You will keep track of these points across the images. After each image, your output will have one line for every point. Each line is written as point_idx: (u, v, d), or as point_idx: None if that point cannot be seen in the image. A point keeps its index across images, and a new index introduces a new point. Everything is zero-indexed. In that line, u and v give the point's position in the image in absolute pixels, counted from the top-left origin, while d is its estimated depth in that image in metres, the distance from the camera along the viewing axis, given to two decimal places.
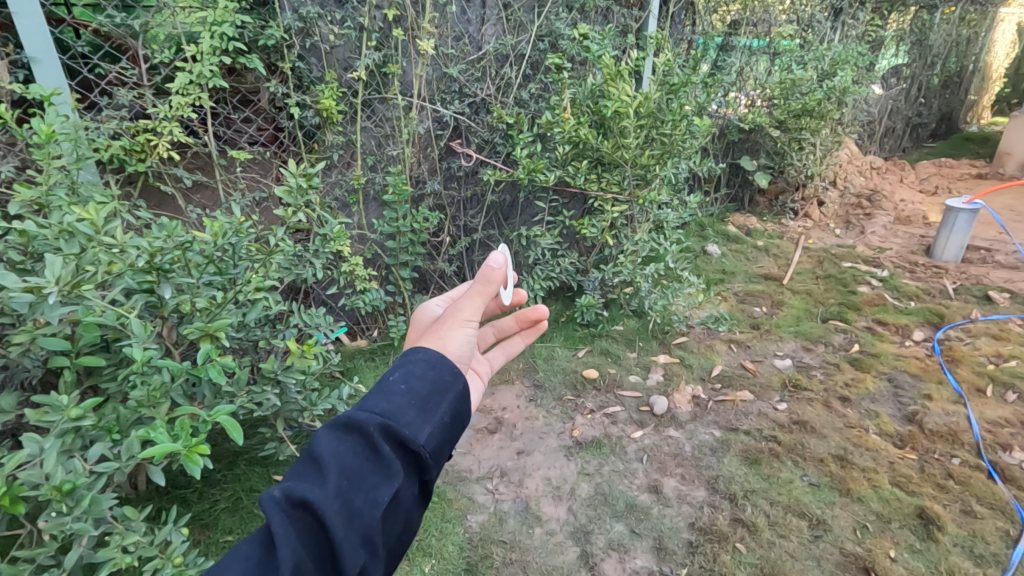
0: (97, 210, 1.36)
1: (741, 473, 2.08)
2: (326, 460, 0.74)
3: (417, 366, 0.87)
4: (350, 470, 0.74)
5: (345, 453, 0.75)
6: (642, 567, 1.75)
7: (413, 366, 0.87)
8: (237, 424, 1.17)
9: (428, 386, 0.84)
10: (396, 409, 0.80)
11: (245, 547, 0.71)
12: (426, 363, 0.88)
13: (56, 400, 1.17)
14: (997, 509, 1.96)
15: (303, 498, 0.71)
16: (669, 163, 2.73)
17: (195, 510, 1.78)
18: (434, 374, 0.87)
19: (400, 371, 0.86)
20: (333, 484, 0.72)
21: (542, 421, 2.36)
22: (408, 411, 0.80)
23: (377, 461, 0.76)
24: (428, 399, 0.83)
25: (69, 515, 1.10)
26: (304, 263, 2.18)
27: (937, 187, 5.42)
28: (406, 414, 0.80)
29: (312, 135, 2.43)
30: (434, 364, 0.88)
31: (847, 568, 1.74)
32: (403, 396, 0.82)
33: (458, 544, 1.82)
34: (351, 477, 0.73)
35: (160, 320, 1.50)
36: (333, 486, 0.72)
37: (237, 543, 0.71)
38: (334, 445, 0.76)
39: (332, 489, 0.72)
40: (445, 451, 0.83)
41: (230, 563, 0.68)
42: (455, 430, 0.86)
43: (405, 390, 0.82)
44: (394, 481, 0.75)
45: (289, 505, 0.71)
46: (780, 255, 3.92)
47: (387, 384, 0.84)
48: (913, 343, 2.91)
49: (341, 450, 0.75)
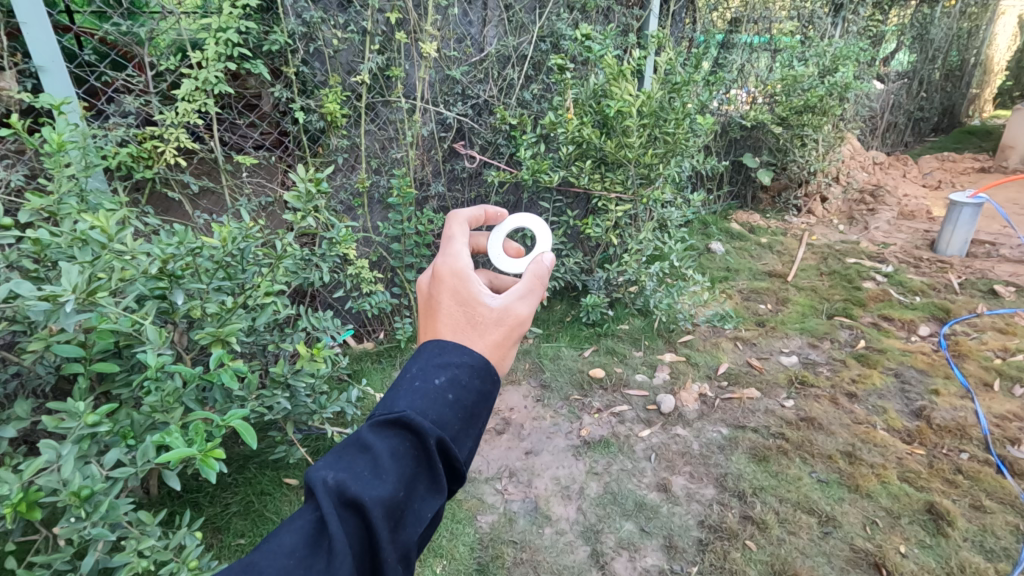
0: (108, 218, 1.37)
1: (750, 471, 2.09)
2: (381, 465, 0.73)
3: (465, 372, 0.84)
4: (404, 480, 0.73)
5: (398, 459, 0.74)
6: (653, 565, 1.76)
7: (461, 372, 0.83)
8: (251, 428, 1.18)
9: (476, 399, 0.83)
10: (447, 422, 0.78)
11: (289, 542, 0.68)
12: (476, 370, 0.85)
13: (72, 406, 1.18)
14: (1007, 503, 1.96)
15: (359, 499, 0.69)
16: (672, 161, 2.73)
17: (207, 514, 1.80)
18: (482, 383, 0.85)
19: (447, 375, 0.82)
20: (389, 494, 0.71)
21: (549, 421, 2.37)
22: (455, 423, 0.80)
23: (426, 473, 0.75)
24: (475, 412, 0.82)
25: (87, 520, 1.12)
26: (311, 267, 2.19)
27: (940, 182, 5.41)
28: (453, 427, 0.79)
29: (317, 139, 2.44)
30: (482, 373, 0.85)
31: (858, 564, 1.74)
32: (454, 408, 0.80)
33: (468, 545, 1.83)
34: (403, 489, 0.73)
35: (171, 325, 1.51)
36: (388, 495, 0.71)
37: (279, 537, 0.68)
38: (386, 448, 0.74)
39: (388, 498, 0.71)
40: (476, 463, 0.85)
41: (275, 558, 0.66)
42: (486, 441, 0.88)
43: (455, 400, 0.80)
44: (440, 496, 0.76)
45: (341, 504, 0.69)
46: (783, 252, 3.92)
47: (436, 387, 0.81)
48: (919, 339, 2.91)
49: (394, 455, 0.74)
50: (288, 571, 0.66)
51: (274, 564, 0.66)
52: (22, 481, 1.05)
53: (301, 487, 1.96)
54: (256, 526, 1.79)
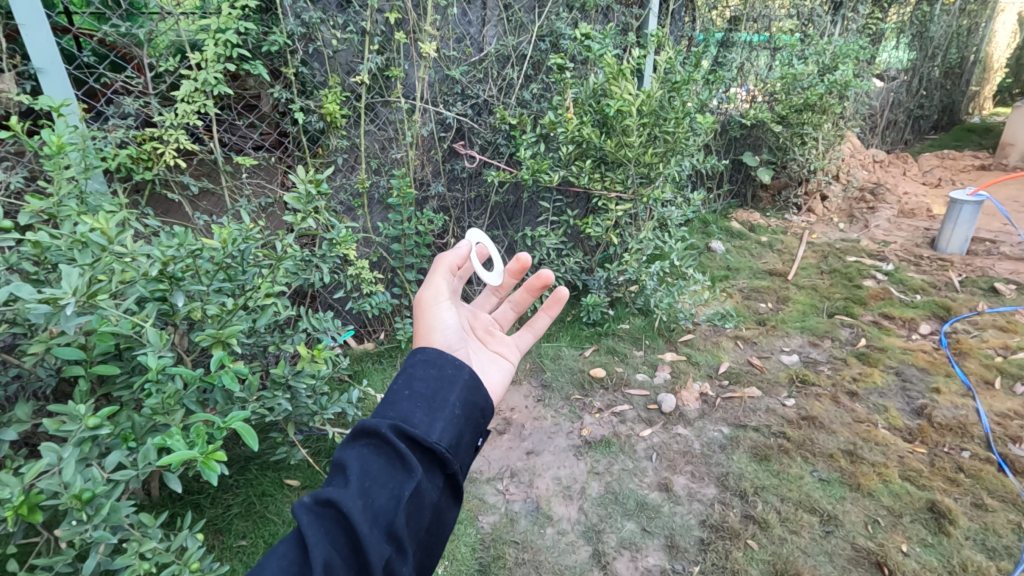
0: (108, 220, 1.36)
1: (751, 470, 2.09)
2: (348, 465, 0.83)
3: (418, 369, 0.98)
4: (373, 469, 0.83)
5: (364, 456, 0.84)
6: (655, 565, 1.76)
7: (414, 370, 0.98)
8: (252, 429, 1.18)
9: (432, 386, 0.95)
10: (406, 412, 0.90)
11: (280, 550, 0.76)
12: (427, 364, 0.99)
13: (73, 409, 1.18)
14: (1008, 501, 1.95)
15: (328, 496, 0.79)
16: (672, 160, 2.73)
17: (208, 515, 1.80)
18: (436, 372, 0.98)
19: (402, 378, 0.97)
20: (356, 483, 0.80)
21: (550, 421, 2.37)
22: (416, 412, 0.91)
23: (396, 459, 0.85)
24: (434, 397, 0.94)
25: (89, 523, 1.11)
26: (312, 268, 2.18)
27: (940, 180, 5.41)
28: (416, 414, 0.91)
29: (316, 139, 2.44)
30: (433, 364, 0.99)
31: (860, 563, 1.74)
32: (410, 399, 0.92)
33: (470, 545, 1.83)
34: (371, 476, 0.82)
35: (171, 327, 1.51)
36: (355, 486, 0.80)
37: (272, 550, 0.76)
38: (353, 453, 0.85)
39: (355, 487, 0.80)
40: (457, 445, 0.92)
41: (267, 563, 0.73)
42: (469, 422, 0.95)
43: (411, 393, 0.93)
44: (415, 474, 0.84)
45: (318, 507, 0.78)
46: (783, 251, 3.92)
47: (395, 391, 0.94)
48: (920, 337, 2.91)
49: (361, 454, 0.85)
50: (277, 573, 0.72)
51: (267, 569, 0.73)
52: (23, 484, 1.05)
53: (302, 487, 1.95)
54: (258, 528, 1.79)
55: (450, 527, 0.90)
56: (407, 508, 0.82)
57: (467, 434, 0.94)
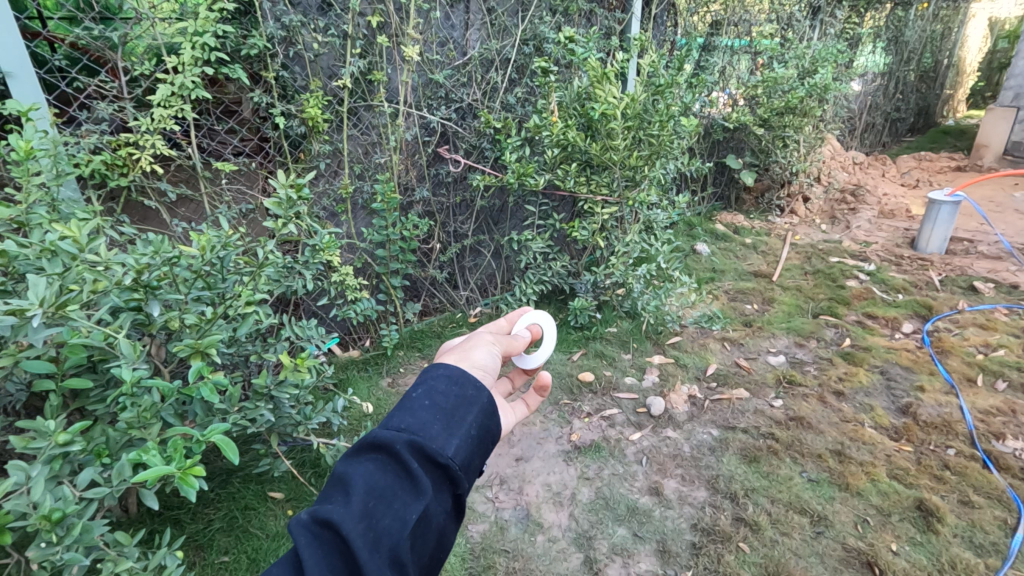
0: (80, 227, 1.33)
1: (741, 472, 2.08)
2: (353, 482, 0.81)
3: (440, 382, 0.95)
4: (378, 487, 0.81)
5: (371, 473, 0.82)
6: (646, 570, 1.74)
7: (435, 382, 0.94)
8: (232, 442, 1.14)
9: (451, 402, 0.92)
10: (423, 426, 0.88)
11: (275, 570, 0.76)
12: (449, 379, 0.96)
13: (43, 425, 1.13)
14: (994, 498, 1.97)
15: (329, 517, 0.78)
16: (657, 163, 2.72)
17: (188, 532, 1.74)
18: (457, 389, 0.94)
19: (423, 388, 0.94)
20: (359, 503, 0.79)
21: (539, 426, 2.35)
22: (433, 425, 0.88)
23: (405, 479, 0.83)
24: (452, 414, 0.91)
25: (59, 545, 1.06)
26: (294, 275, 2.14)
27: (918, 180, 5.52)
28: (432, 429, 0.88)
29: (298, 144, 2.39)
30: (455, 380, 0.96)
31: (851, 563, 1.74)
32: (428, 413, 0.89)
33: (459, 556, 1.79)
34: (376, 495, 0.80)
35: (148, 337, 1.47)
36: (357, 509, 0.78)
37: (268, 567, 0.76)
38: (359, 470, 0.83)
39: (356, 509, 0.78)
40: (473, 464, 0.89)
41: None
42: (484, 443, 0.92)
43: (428, 406, 0.90)
44: (422, 498, 0.82)
45: (317, 527, 0.78)
46: (767, 252, 3.96)
47: (412, 401, 0.91)
48: (903, 336, 2.94)
49: (368, 472, 0.83)
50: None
51: None
52: None
53: (286, 500, 1.90)
54: (241, 543, 1.74)
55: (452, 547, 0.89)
56: (412, 531, 0.80)
57: (482, 456, 0.92)
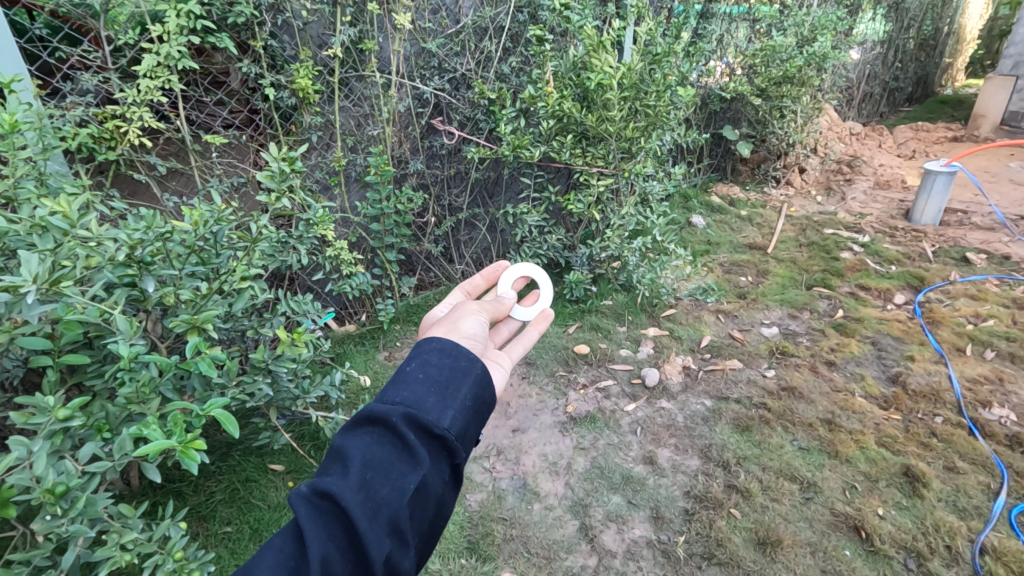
0: (69, 202, 1.30)
1: (733, 441, 2.12)
2: (350, 455, 0.83)
3: (433, 356, 0.96)
4: (375, 459, 0.82)
5: (368, 446, 0.84)
6: (641, 536, 1.79)
7: (428, 356, 0.96)
8: (231, 416, 1.15)
9: (445, 374, 0.93)
10: (418, 398, 0.89)
11: (277, 542, 0.78)
12: (442, 353, 0.97)
13: (42, 401, 1.13)
14: (978, 463, 2.02)
15: (327, 490, 0.79)
16: (654, 134, 2.69)
17: (191, 503, 1.78)
18: (450, 362, 0.96)
19: (416, 362, 0.95)
20: (357, 474, 0.80)
21: (535, 398, 2.38)
22: (428, 397, 0.90)
23: (402, 450, 0.84)
24: (446, 385, 0.92)
25: (64, 517, 1.08)
26: (289, 249, 2.13)
27: (915, 151, 5.50)
28: (427, 401, 0.89)
29: (289, 116, 2.36)
30: (449, 353, 0.97)
31: (838, 527, 1.80)
32: (422, 386, 0.91)
33: (458, 524, 1.84)
34: (373, 467, 0.82)
35: (143, 313, 1.47)
36: (355, 480, 0.80)
37: (269, 540, 0.78)
38: (356, 443, 0.85)
39: (355, 481, 0.80)
40: (469, 434, 0.91)
41: (265, 554, 0.76)
42: (479, 414, 0.94)
43: (422, 379, 0.92)
44: (420, 468, 0.83)
45: (317, 500, 0.79)
46: (763, 224, 3.96)
47: (407, 375, 0.93)
48: (895, 307, 2.97)
49: (364, 445, 0.84)
50: (277, 567, 0.74)
51: (267, 558, 0.75)
52: None
53: (287, 472, 1.93)
54: (243, 514, 1.77)
55: (451, 515, 0.91)
56: (410, 501, 0.82)
57: (478, 427, 0.93)
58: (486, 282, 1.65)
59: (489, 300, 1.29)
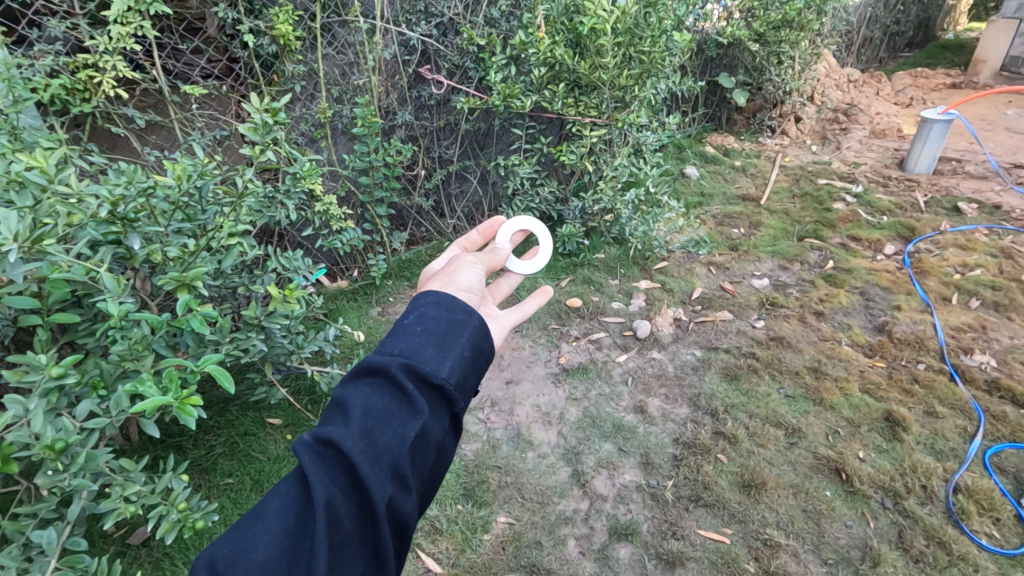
0: (46, 157, 1.26)
1: (721, 389, 2.17)
2: (350, 404, 0.84)
3: (430, 309, 0.97)
4: (374, 408, 0.84)
5: (368, 396, 0.85)
6: (631, 481, 1.85)
7: (426, 309, 0.97)
8: (226, 372, 1.15)
9: (443, 326, 0.95)
10: (416, 350, 0.91)
11: (283, 488, 0.79)
12: (439, 306, 0.98)
13: (34, 359, 1.12)
14: (957, 408, 2.09)
15: (330, 437, 0.80)
16: (648, 83, 2.62)
17: (192, 457, 1.81)
18: (448, 314, 0.97)
19: (414, 315, 0.96)
20: (359, 422, 0.82)
21: (528, 350, 2.41)
22: (426, 349, 0.91)
23: (402, 399, 0.85)
24: (443, 337, 0.93)
25: (66, 472, 1.10)
26: (276, 204, 2.10)
27: (912, 99, 5.41)
28: (425, 352, 0.91)
29: (270, 65, 2.26)
30: (446, 306, 0.98)
31: (820, 470, 1.87)
32: (420, 337, 0.92)
33: (454, 472, 1.89)
34: (373, 415, 0.83)
35: (131, 271, 1.45)
36: (356, 428, 0.81)
37: (275, 486, 0.80)
38: (356, 393, 0.86)
39: (356, 428, 0.81)
40: (468, 384, 0.93)
41: (272, 499, 0.78)
42: (477, 364, 0.95)
43: (420, 331, 0.93)
44: (419, 416, 0.84)
45: (319, 447, 0.81)
46: (757, 175, 3.92)
47: (405, 328, 0.94)
48: (884, 257, 2.99)
49: (365, 395, 0.85)
50: (285, 509, 0.77)
51: (273, 503, 0.77)
52: None
53: (285, 425, 1.96)
54: (243, 466, 1.81)
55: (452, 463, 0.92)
56: (411, 447, 0.83)
57: (477, 377, 0.95)
58: (483, 236, 1.64)
59: (485, 252, 1.30)
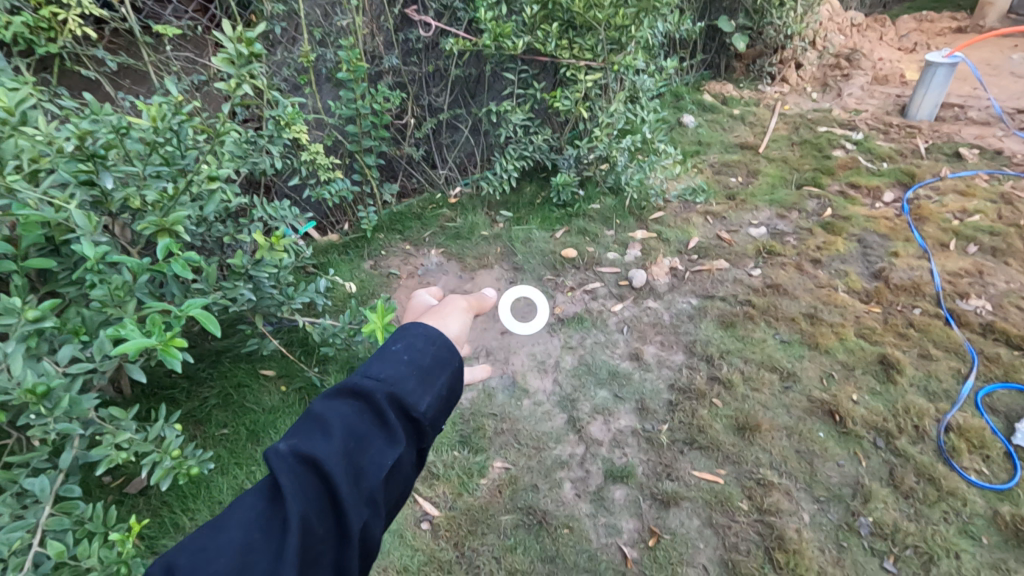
0: (8, 93, 1.19)
1: (717, 336, 2.17)
2: (331, 424, 0.82)
3: (417, 336, 0.93)
4: (354, 433, 0.82)
5: (348, 417, 0.84)
6: (626, 426, 1.86)
7: (413, 338, 0.93)
8: (213, 317, 1.14)
9: (427, 358, 0.91)
10: (401, 379, 0.88)
11: (252, 496, 0.78)
12: (425, 332, 0.94)
13: (8, 301, 1.08)
14: (951, 350, 2.09)
15: (308, 454, 0.79)
16: (645, 23, 2.51)
17: (186, 408, 1.80)
18: (432, 345, 0.93)
19: (402, 341, 0.92)
20: (339, 443, 0.80)
21: (523, 301, 2.38)
22: (410, 380, 0.88)
23: (381, 429, 0.84)
24: (428, 371, 0.90)
25: (50, 417, 1.08)
26: (260, 151, 2.02)
27: (916, 43, 5.24)
28: (408, 383, 0.88)
29: (247, 5, 2.18)
30: (432, 337, 0.94)
31: (814, 412, 1.88)
32: (405, 367, 0.89)
33: (450, 420, 1.89)
34: (353, 441, 0.82)
35: (109, 218, 1.39)
36: (336, 449, 0.80)
37: (244, 492, 0.79)
38: (337, 413, 0.84)
39: (336, 450, 0.80)
40: (443, 419, 0.91)
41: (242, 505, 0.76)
42: (454, 401, 0.94)
43: (406, 361, 0.90)
44: (397, 449, 0.84)
45: (295, 460, 0.79)
46: (755, 123, 3.82)
47: (391, 353, 0.91)
48: (883, 204, 2.95)
49: (346, 416, 0.83)
50: (249, 523, 0.75)
51: (242, 510, 0.76)
52: None
53: (279, 376, 1.95)
54: (238, 417, 1.81)
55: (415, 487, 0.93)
56: (386, 478, 0.83)
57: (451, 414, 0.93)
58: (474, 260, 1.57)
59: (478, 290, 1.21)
